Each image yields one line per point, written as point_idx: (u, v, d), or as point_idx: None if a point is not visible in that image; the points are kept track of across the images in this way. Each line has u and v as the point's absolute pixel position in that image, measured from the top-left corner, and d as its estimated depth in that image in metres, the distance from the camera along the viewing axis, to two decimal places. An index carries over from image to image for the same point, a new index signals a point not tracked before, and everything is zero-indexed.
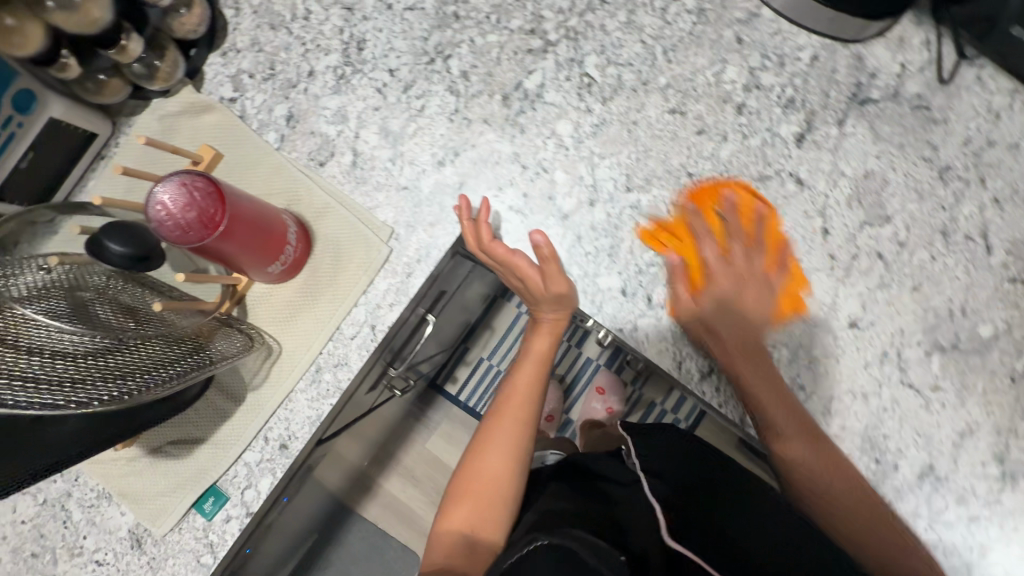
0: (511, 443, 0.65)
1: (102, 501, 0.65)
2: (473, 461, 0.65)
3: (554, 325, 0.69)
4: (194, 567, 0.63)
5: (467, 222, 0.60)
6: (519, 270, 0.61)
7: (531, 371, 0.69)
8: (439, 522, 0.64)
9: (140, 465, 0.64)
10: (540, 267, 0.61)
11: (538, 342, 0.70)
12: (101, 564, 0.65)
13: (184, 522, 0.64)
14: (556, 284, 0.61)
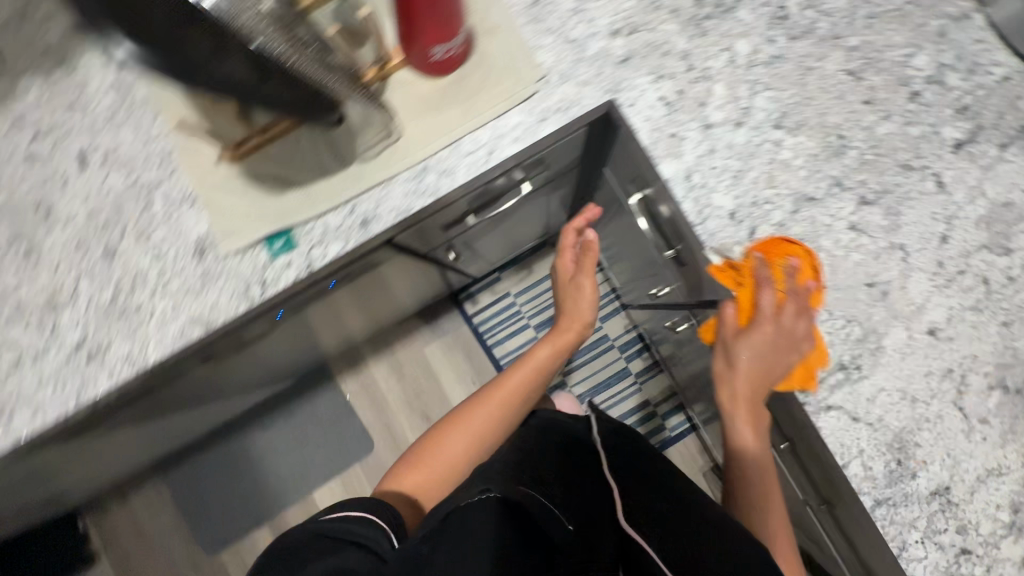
0: (506, 402, 0.90)
1: (184, 203, 0.68)
2: (457, 423, 0.88)
3: (564, 329, 0.95)
4: (240, 293, 0.67)
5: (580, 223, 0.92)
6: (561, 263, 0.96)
7: (542, 356, 0.93)
8: (393, 478, 0.85)
9: (232, 185, 0.67)
10: (576, 276, 0.95)
11: (547, 347, 0.94)
12: (160, 258, 0.68)
13: (249, 251, 0.67)
14: (582, 305, 0.95)
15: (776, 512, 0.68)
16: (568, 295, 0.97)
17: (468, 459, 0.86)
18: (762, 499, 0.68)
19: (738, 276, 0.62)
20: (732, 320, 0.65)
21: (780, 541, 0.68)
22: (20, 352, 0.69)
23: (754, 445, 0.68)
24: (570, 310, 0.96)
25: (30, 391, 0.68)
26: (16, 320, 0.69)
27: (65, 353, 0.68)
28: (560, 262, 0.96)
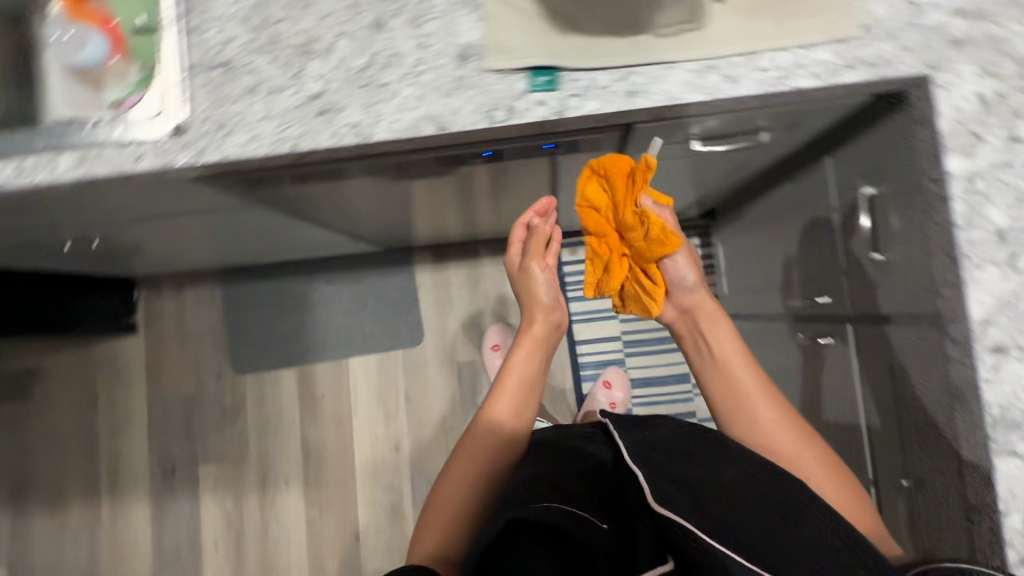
0: (513, 398, 1.06)
1: (466, 6, 0.68)
2: (449, 484, 1.01)
3: (531, 330, 1.11)
4: (485, 112, 0.67)
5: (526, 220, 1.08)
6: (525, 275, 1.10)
7: (518, 372, 1.08)
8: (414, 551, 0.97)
9: (520, 7, 0.66)
10: (524, 263, 1.10)
11: (509, 377, 1.08)
12: (424, 47, 0.68)
13: (509, 75, 0.66)
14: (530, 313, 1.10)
15: (783, 416, 0.82)
16: (520, 284, 1.11)
17: (480, 494, 0.99)
18: (736, 389, 0.86)
19: (632, 205, 0.81)
20: (677, 261, 0.87)
21: (811, 470, 0.78)
22: (259, 80, 0.70)
23: (720, 380, 0.87)
24: (524, 300, 1.11)
25: (253, 120, 0.70)
26: (265, 51, 0.70)
27: (299, 99, 0.69)
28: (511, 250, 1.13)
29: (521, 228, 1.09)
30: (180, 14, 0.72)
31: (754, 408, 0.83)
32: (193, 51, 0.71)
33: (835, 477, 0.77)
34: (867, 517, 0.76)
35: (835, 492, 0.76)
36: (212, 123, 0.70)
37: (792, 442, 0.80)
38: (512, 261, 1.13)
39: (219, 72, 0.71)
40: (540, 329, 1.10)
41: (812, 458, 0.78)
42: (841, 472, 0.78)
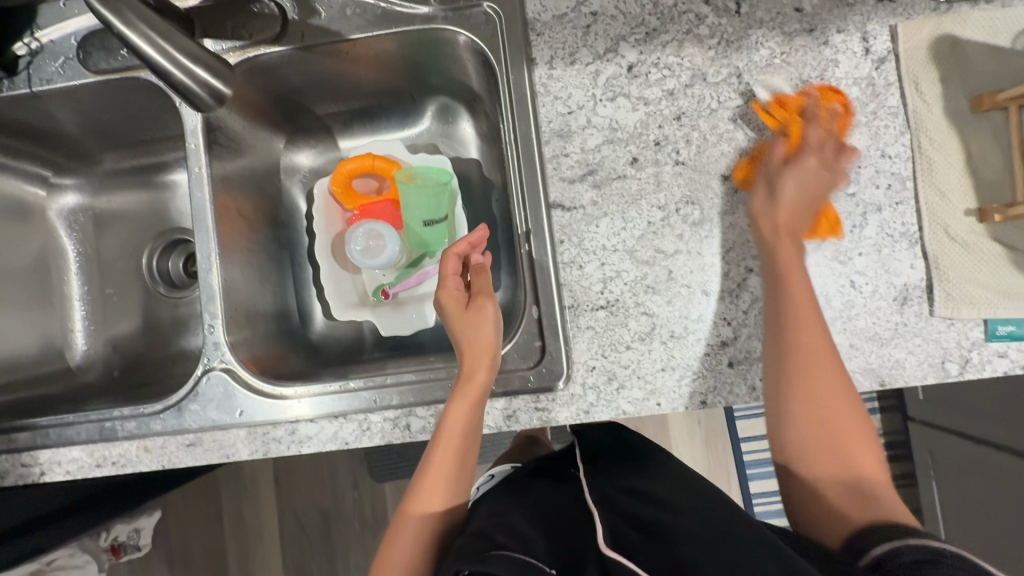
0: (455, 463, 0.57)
1: (903, 241, 0.59)
2: (391, 548, 0.56)
3: (471, 376, 0.57)
4: (933, 363, 0.58)
5: (467, 244, 0.65)
6: (443, 270, 0.64)
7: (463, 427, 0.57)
8: None
9: (973, 245, 0.58)
10: (473, 300, 0.62)
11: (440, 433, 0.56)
12: (854, 288, 0.59)
13: (961, 322, 0.58)
14: (483, 331, 0.60)
15: (823, 355, 0.54)
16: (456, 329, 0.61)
17: (424, 549, 0.55)
18: (803, 319, 0.54)
19: (784, 112, 0.60)
20: (778, 153, 0.59)
21: (824, 369, 0.54)
22: (653, 324, 0.61)
23: (773, 230, 0.57)
24: (455, 337, 0.61)
25: (649, 370, 0.60)
26: (660, 289, 0.61)
27: (705, 346, 0.60)
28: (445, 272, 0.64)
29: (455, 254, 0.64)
30: (551, 246, 0.62)
31: (802, 341, 0.54)
32: (570, 289, 0.61)
33: (851, 441, 0.54)
34: (876, 470, 0.53)
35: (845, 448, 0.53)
36: (601, 375, 0.61)
37: (837, 414, 0.54)
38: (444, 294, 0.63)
39: (604, 313, 0.61)
40: (495, 335, 0.60)
41: (819, 340, 0.54)
42: (864, 425, 0.54)
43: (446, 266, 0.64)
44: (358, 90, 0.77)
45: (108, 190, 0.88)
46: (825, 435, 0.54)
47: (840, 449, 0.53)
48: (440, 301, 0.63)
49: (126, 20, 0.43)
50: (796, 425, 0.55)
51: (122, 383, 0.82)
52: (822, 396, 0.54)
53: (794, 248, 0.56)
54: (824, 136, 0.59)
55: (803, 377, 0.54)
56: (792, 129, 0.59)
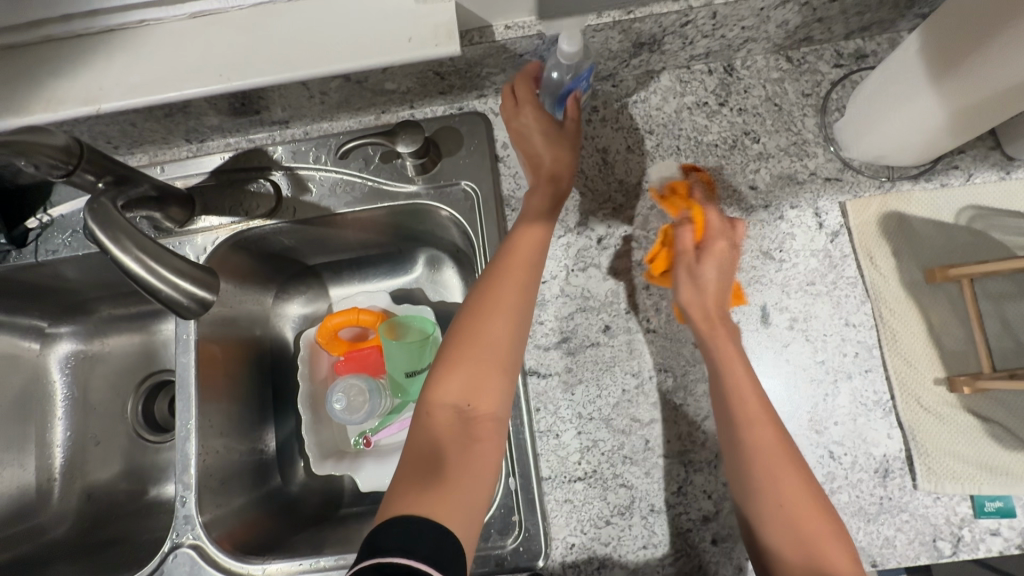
0: (521, 291, 0.56)
1: (877, 409, 0.59)
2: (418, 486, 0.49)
3: (534, 212, 0.61)
4: (924, 541, 0.56)
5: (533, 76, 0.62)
6: (516, 85, 0.62)
7: (508, 308, 0.56)
8: None
9: (947, 415, 0.58)
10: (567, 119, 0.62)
11: (476, 318, 0.55)
12: (833, 459, 0.59)
13: (947, 497, 0.57)
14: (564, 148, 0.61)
15: (791, 484, 0.49)
16: (527, 135, 0.62)
17: (494, 363, 0.54)
18: (766, 498, 0.50)
19: (681, 198, 0.64)
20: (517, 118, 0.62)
21: (785, 479, 0.50)
22: (632, 496, 0.59)
23: (707, 323, 0.57)
24: (533, 152, 0.62)
25: (631, 548, 0.58)
26: (637, 459, 0.60)
27: (687, 520, 0.58)
28: (523, 93, 0.62)
29: (528, 78, 0.62)
30: (527, 414, 0.62)
31: (765, 490, 0.50)
32: (547, 459, 0.61)
33: (805, 525, 0.48)
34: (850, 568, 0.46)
35: (814, 545, 0.47)
36: (580, 553, 0.58)
37: (765, 443, 0.51)
38: (518, 130, 0.62)
39: (582, 485, 0.60)
40: (572, 158, 0.61)
41: (749, 385, 0.54)
42: (792, 464, 0.50)
43: (521, 81, 0.62)
44: (347, 245, 0.81)
45: (103, 334, 0.90)
46: (778, 509, 0.49)
47: (796, 530, 0.48)
48: (515, 117, 0.62)
49: (124, 248, 0.47)
50: (750, 479, 0.51)
51: (91, 540, 0.79)
52: (802, 521, 0.48)
53: (722, 327, 0.57)
54: (723, 218, 0.61)
55: (786, 494, 0.49)
56: (662, 254, 0.63)
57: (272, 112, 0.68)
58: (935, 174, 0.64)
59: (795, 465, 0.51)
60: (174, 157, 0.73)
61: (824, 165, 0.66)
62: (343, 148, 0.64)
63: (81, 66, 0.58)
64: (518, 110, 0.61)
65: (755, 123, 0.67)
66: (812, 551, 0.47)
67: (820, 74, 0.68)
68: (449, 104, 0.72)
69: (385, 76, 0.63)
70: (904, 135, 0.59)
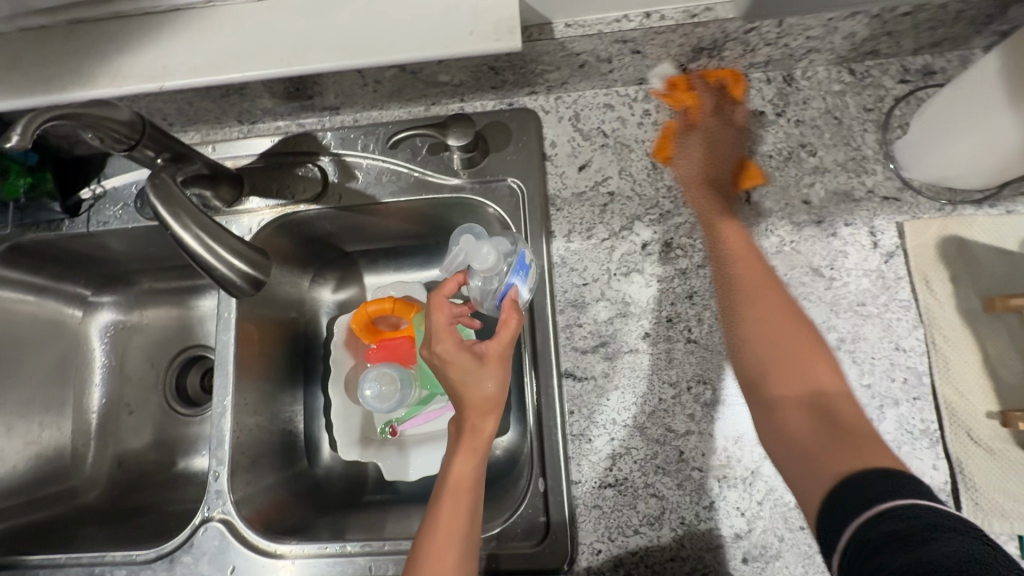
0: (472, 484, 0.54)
1: (924, 439, 0.57)
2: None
3: (475, 394, 0.55)
4: None
5: (438, 298, 0.58)
6: (432, 306, 0.57)
7: (455, 550, 0.50)
8: None
9: (999, 450, 0.56)
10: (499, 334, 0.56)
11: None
12: None
13: (993, 535, 0.55)
14: (497, 364, 0.56)
15: (777, 312, 0.52)
16: (451, 360, 0.55)
17: (461, 554, 0.51)
18: (755, 343, 0.52)
19: (682, 92, 0.67)
20: (440, 323, 0.56)
21: (768, 309, 0.53)
22: (663, 507, 0.58)
23: (721, 259, 0.59)
24: (449, 387, 0.56)
25: (658, 560, 0.57)
26: (670, 470, 0.59)
27: (717, 537, 0.57)
28: (437, 324, 0.56)
29: (445, 305, 0.57)
30: (560, 416, 0.62)
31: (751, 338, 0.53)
32: (578, 464, 0.60)
33: (807, 364, 0.49)
34: (828, 380, 0.48)
35: (802, 369, 0.49)
36: (607, 560, 0.58)
37: (760, 292, 0.54)
38: (446, 359, 0.55)
39: (612, 492, 0.59)
40: (499, 388, 0.55)
41: (755, 262, 0.57)
42: (800, 322, 0.52)
43: (432, 304, 0.57)
44: (386, 234, 0.82)
45: (142, 305, 0.92)
46: (768, 338, 0.51)
47: (792, 365, 0.50)
48: (432, 322, 0.56)
49: (185, 225, 0.47)
50: (748, 338, 0.53)
51: (121, 506, 0.81)
52: (801, 387, 0.48)
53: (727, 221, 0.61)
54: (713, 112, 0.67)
55: (770, 354, 0.51)
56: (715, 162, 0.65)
57: (324, 98, 0.68)
58: (1000, 199, 0.62)
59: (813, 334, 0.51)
60: (224, 137, 0.74)
61: (882, 183, 0.64)
62: (394, 137, 0.64)
63: (147, 43, 0.59)
64: (434, 343, 0.56)
65: (812, 136, 0.66)
66: (814, 403, 0.47)
67: (883, 89, 0.66)
68: (499, 99, 0.71)
69: (440, 67, 0.63)
70: (972, 158, 0.57)
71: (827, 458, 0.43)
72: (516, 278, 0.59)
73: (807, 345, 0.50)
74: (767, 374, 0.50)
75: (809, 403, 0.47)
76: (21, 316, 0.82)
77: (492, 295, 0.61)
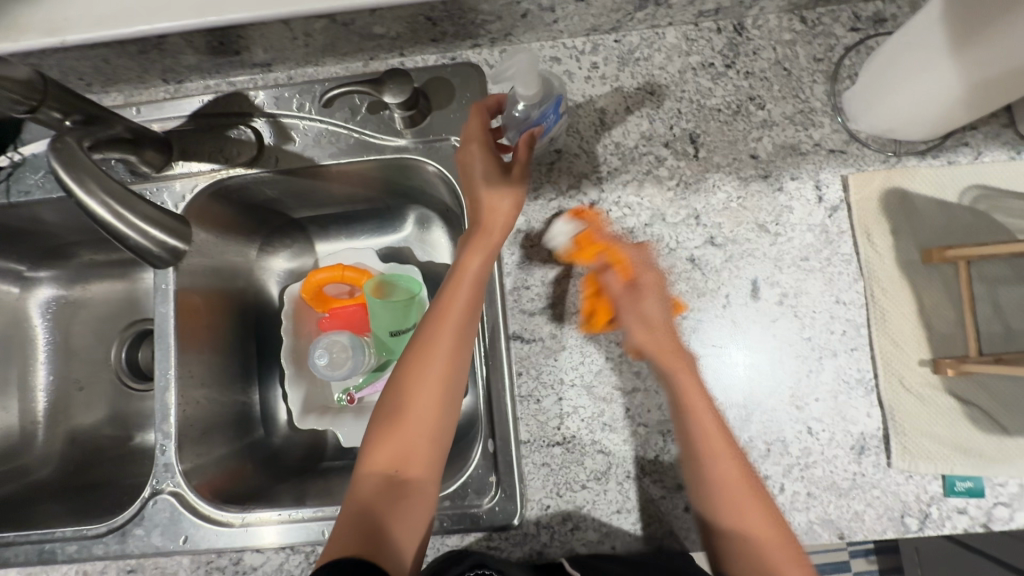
0: (461, 335, 0.56)
1: (859, 388, 0.59)
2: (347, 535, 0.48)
3: (465, 270, 0.57)
4: (892, 517, 0.57)
5: (479, 108, 0.60)
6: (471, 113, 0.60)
7: (436, 396, 0.55)
8: None
9: (929, 396, 0.58)
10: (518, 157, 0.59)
11: (408, 398, 0.55)
12: (811, 434, 0.59)
13: (920, 476, 0.57)
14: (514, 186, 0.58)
15: (728, 468, 0.53)
16: (473, 161, 0.59)
17: (440, 397, 0.55)
18: (717, 480, 0.53)
19: (589, 250, 0.62)
20: (474, 129, 0.59)
21: (724, 455, 0.53)
22: (610, 462, 0.60)
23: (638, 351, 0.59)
24: (474, 196, 0.59)
25: (604, 511, 0.59)
26: (616, 427, 0.60)
27: (661, 489, 0.59)
28: (474, 129, 0.59)
29: (483, 112, 0.60)
30: (509, 377, 0.62)
31: (714, 479, 0.53)
32: (527, 423, 0.61)
33: (739, 499, 0.52)
34: (777, 532, 0.51)
35: (733, 505, 0.52)
36: (556, 515, 0.59)
37: (707, 439, 0.54)
38: (469, 159, 0.60)
39: (560, 450, 0.60)
40: (512, 207, 0.58)
41: (714, 423, 0.54)
42: (745, 472, 0.54)
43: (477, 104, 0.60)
44: (334, 199, 0.79)
45: (84, 280, 0.88)
46: (727, 479, 0.53)
47: (738, 492, 0.52)
48: (468, 127, 0.60)
49: (90, 191, 0.44)
50: (708, 464, 0.53)
51: (77, 481, 0.80)
52: (755, 504, 0.52)
53: (703, 405, 0.55)
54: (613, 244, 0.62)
55: (716, 484, 0.53)
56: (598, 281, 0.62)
57: (252, 53, 0.64)
58: (944, 150, 0.62)
59: (730, 443, 0.54)
60: (150, 98, 0.70)
61: (829, 136, 0.63)
62: (326, 96, 0.61)
63: None
64: (464, 145, 0.60)
65: (761, 89, 0.64)
66: (739, 515, 0.52)
67: (834, 38, 0.64)
68: (441, 53, 0.68)
69: (372, 18, 0.59)
70: (915, 108, 0.56)
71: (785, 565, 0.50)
72: (546, 117, 0.58)
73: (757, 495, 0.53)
74: (741, 485, 0.53)
75: (770, 525, 0.52)
76: None
77: (520, 124, 0.60)
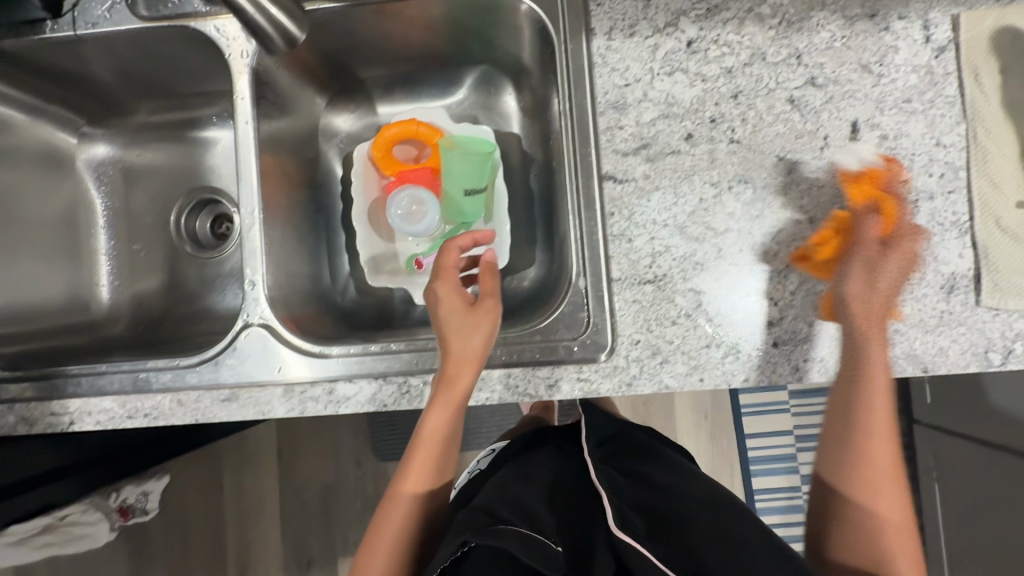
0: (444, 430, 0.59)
1: (953, 230, 0.59)
2: (405, 475, 0.60)
3: (454, 386, 0.57)
4: (976, 352, 0.59)
5: (450, 250, 0.63)
6: (444, 254, 0.63)
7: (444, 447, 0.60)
8: None
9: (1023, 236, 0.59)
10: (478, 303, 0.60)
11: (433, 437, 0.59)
12: (903, 273, 0.59)
13: (1009, 314, 0.58)
14: (483, 309, 0.60)
15: (885, 459, 0.56)
16: (434, 303, 0.61)
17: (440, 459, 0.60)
18: (868, 458, 0.57)
19: (838, 211, 0.59)
20: (448, 259, 0.63)
21: (881, 454, 0.56)
22: (701, 299, 0.61)
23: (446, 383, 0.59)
24: (449, 323, 0.59)
25: (694, 346, 0.60)
26: (708, 266, 0.61)
27: (750, 325, 0.60)
28: (447, 262, 0.63)
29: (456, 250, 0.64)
30: (601, 217, 0.62)
31: (850, 451, 0.57)
32: (618, 261, 0.61)
33: (885, 482, 0.56)
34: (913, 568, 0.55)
35: (879, 490, 0.56)
36: (646, 348, 0.60)
37: (859, 419, 0.57)
38: (441, 275, 0.62)
39: (651, 288, 0.61)
40: (482, 344, 0.58)
41: (887, 447, 0.56)
42: (893, 448, 0.57)
43: (442, 253, 0.63)
44: (404, 54, 0.77)
45: (140, 143, 0.87)
46: (866, 474, 0.56)
47: (869, 466, 0.56)
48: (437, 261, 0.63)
49: None
50: (833, 444, 0.59)
51: (147, 340, 0.81)
52: (902, 530, 0.56)
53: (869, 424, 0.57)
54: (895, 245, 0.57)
55: (864, 505, 0.56)
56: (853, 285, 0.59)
57: None
58: None
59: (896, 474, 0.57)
60: None
61: None
62: None
63: None
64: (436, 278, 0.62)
65: None
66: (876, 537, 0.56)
67: None
68: None
69: None
70: None
71: (907, 554, 0.55)
72: None
73: (891, 497, 0.56)
74: (864, 464, 0.57)
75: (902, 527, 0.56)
76: (11, 143, 0.77)
77: None
